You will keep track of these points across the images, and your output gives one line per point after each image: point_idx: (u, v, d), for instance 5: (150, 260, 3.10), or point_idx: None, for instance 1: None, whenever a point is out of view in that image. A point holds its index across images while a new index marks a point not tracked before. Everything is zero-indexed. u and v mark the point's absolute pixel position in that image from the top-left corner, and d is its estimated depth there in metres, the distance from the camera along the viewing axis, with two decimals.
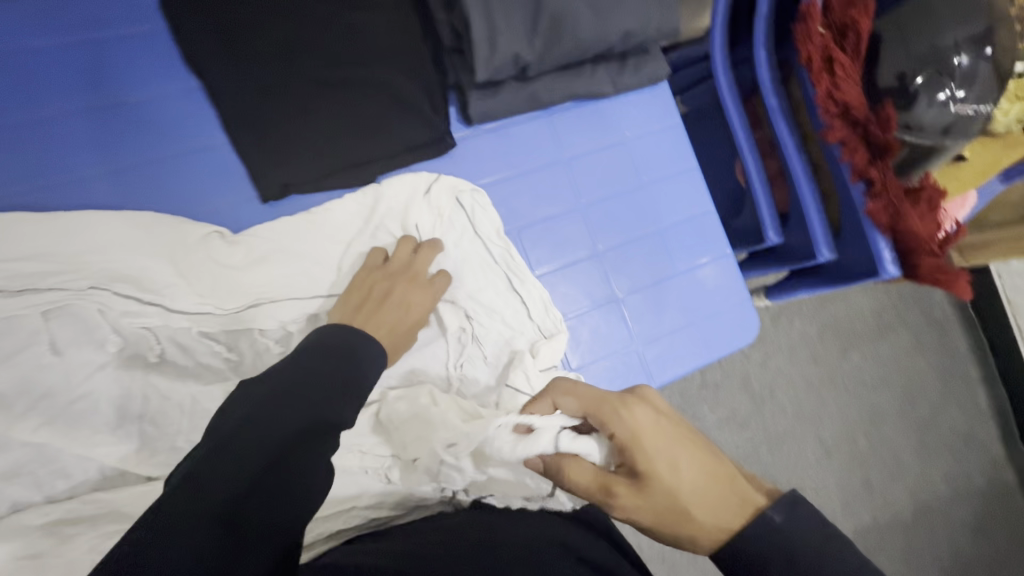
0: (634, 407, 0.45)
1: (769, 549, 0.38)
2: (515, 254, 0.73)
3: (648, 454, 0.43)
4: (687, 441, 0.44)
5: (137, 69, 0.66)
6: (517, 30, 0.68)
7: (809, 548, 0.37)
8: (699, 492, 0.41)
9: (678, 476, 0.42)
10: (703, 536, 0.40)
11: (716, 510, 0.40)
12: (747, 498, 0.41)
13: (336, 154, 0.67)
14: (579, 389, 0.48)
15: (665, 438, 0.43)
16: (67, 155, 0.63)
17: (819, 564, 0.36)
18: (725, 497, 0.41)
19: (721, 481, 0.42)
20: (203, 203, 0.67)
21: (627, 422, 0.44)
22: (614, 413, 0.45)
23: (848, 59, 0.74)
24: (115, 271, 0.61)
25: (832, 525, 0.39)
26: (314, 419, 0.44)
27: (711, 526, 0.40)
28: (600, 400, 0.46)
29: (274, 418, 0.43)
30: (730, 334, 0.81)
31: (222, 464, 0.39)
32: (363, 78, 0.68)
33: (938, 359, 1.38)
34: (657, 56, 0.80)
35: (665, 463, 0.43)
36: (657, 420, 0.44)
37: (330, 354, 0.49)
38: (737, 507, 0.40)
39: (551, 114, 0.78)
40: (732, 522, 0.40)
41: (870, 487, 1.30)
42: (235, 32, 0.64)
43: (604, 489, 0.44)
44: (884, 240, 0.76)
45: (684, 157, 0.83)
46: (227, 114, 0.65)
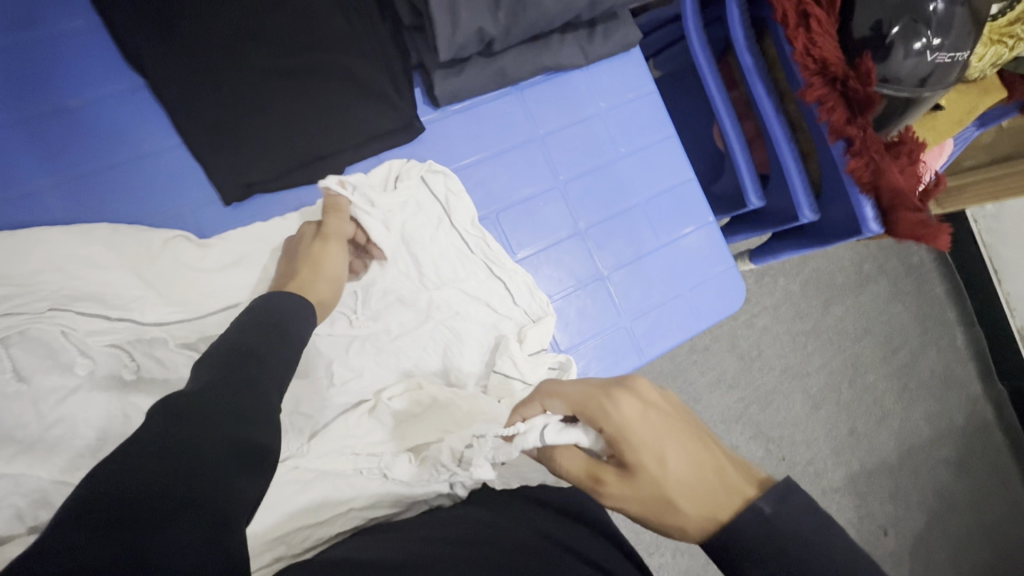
0: (619, 398, 0.43)
1: (754, 542, 0.36)
2: (493, 243, 0.71)
3: (635, 447, 0.41)
4: (673, 431, 0.42)
5: (73, 70, 0.61)
6: (480, 3, 0.65)
7: (798, 542, 0.36)
8: (687, 483, 0.40)
9: (664, 467, 0.40)
10: (691, 525, 0.39)
11: (704, 501, 0.39)
12: (736, 488, 0.39)
13: (298, 148, 0.64)
14: (565, 386, 0.47)
15: (651, 428, 0.42)
16: (7, 171, 0.59)
17: (806, 558, 0.35)
18: (712, 487, 0.39)
19: (708, 471, 0.40)
20: (163, 210, 0.63)
21: (614, 413, 0.43)
22: (602, 408, 0.44)
23: (823, 13, 0.72)
24: (78, 289, 0.57)
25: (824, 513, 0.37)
26: (243, 392, 0.43)
27: (697, 516, 0.39)
28: (588, 396, 0.45)
29: (200, 401, 0.40)
30: (716, 302, 0.81)
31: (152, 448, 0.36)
32: (319, 66, 0.64)
33: (918, 306, 1.40)
34: (627, 21, 0.77)
35: (652, 454, 0.41)
36: (644, 412, 0.43)
37: (260, 330, 0.49)
38: (725, 497, 0.39)
39: (521, 89, 0.75)
40: (720, 514, 0.38)
41: (857, 435, 1.33)
42: (175, 24, 0.60)
43: (592, 479, 0.43)
44: (866, 198, 0.75)
45: (662, 126, 0.81)
46: (176, 112, 0.61)
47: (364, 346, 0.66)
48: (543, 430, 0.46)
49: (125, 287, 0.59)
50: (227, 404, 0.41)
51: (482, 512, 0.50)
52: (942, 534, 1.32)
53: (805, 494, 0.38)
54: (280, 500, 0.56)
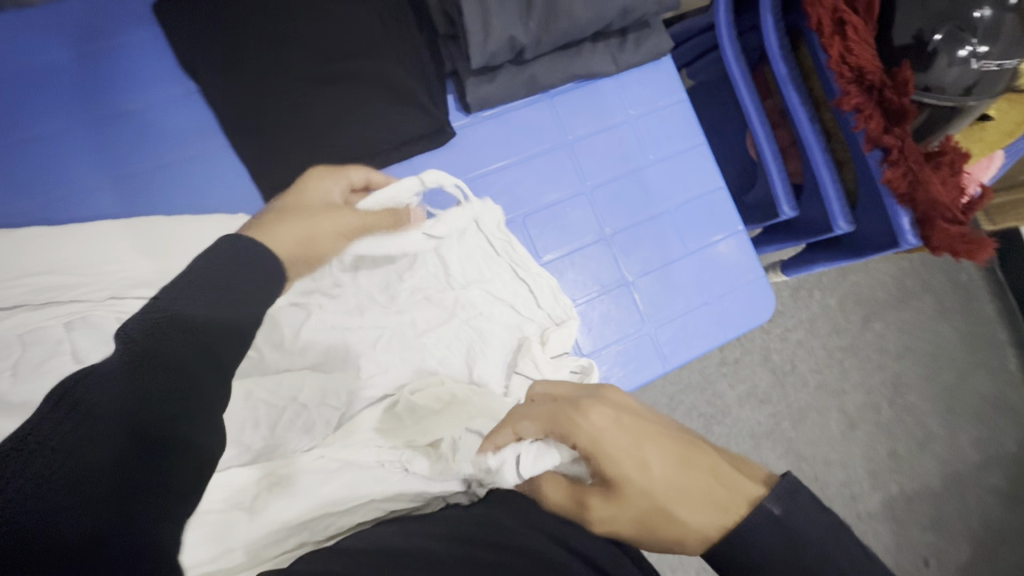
0: (591, 410, 0.46)
1: (768, 540, 0.40)
2: (519, 245, 0.72)
3: (614, 458, 0.44)
4: (652, 436, 0.45)
5: (134, 75, 0.66)
6: (512, 12, 0.67)
7: (810, 538, 0.40)
8: (676, 489, 0.43)
9: (649, 473, 0.43)
10: (691, 531, 0.42)
11: (699, 504, 0.42)
12: (737, 490, 0.42)
13: (335, 150, 0.66)
14: (532, 408, 0.50)
15: (625, 434, 0.45)
16: (70, 168, 0.64)
17: (818, 552, 0.39)
18: (711, 489, 0.42)
19: (699, 472, 0.43)
20: (207, 206, 0.66)
21: (586, 427, 0.45)
22: (572, 422, 0.46)
23: (860, 21, 0.71)
24: (130, 277, 0.60)
25: (828, 511, 0.41)
26: (189, 373, 0.40)
27: (699, 522, 0.42)
28: (557, 413, 0.47)
29: (134, 386, 0.37)
30: (746, 313, 0.79)
31: (77, 450, 0.34)
32: (359, 73, 0.67)
33: (966, 325, 1.34)
34: (659, 29, 0.78)
35: (634, 462, 0.43)
36: (617, 420, 0.46)
37: (213, 287, 0.45)
38: (725, 497, 0.42)
39: (551, 96, 0.76)
40: (724, 518, 0.41)
41: (897, 458, 1.28)
42: (227, 33, 0.64)
43: (579, 503, 0.46)
44: (903, 209, 0.73)
45: (692, 133, 0.81)
46: (227, 116, 0.65)
47: (390, 343, 0.69)
48: (518, 461, 0.49)
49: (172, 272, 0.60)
50: (168, 391, 0.38)
51: (494, 510, 0.47)
52: (989, 566, 1.25)
53: (806, 490, 0.42)
54: (308, 489, 0.55)
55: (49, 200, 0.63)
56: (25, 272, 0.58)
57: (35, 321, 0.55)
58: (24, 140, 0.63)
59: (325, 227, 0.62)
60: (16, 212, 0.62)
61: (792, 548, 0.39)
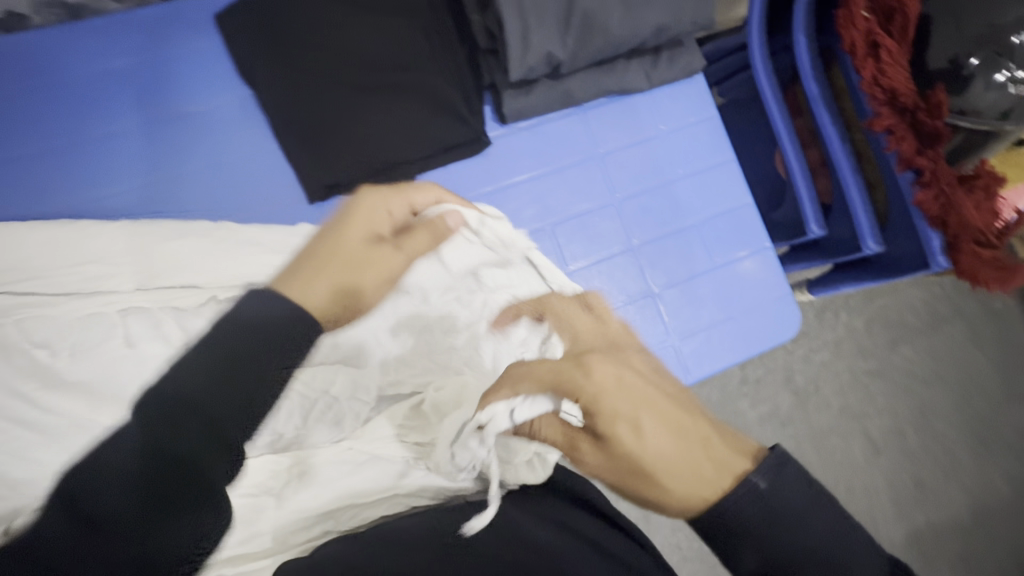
0: (594, 368, 0.44)
1: (751, 514, 0.37)
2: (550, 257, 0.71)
3: (610, 417, 0.42)
4: (650, 400, 0.42)
5: (195, 81, 0.71)
6: (550, 28, 0.69)
7: (794, 511, 0.37)
8: (668, 457, 0.40)
9: (642, 438, 0.41)
10: (674, 500, 0.39)
11: (687, 472, 0.39)
12: (726, 464, 0.39)
13: (377, 156, 0.70)
14: (533, 366, 0.47)
15: (625, 395, 0.42)
16: (132, 165, 0.68)
17: (801, 522, 0.36)
18: (700, 461, 0.39)
19: (690, 442, 0.40)
20: (253, 204, 0.70)
21: (588, 384, 0.43)
22: (573, 378, 0.44)
23: (894, 44, 0.71)
24: (172, 264, 0.63)
25: (815, 485, 0.38)
26: (204, 476, 0.33)
27: (682, 492, 0.39)
28: (557, 370, 0.45)
29: (126, 494, 0.31)
30: (770, 328, 0.80)
31: (96, 557, 0.30)
32: (402, 84, 0.70)
33: (1000, 355, 1.30)
34: (693, 48, 0.80)
35: (629, 424, 0.41)
36: (620, 380, 0.43)
37: (225, 372, 0.34)
38: (711, 472, 0.39)
39: (584, 110, 0.79)
40: (705, 491, 0.38)
41: (923, 487, 1.24)
42: (282, 44, 0.68)
43: (570, 446, 0.46)
44: (935, 232, 0.72)
45: (720, 150, 0.82)
46: (279, 121, 0.69)
47: (418, 343, 0.69)
48: (511, 414, 0.46)
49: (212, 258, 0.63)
50: (170, 501, 0.32)
51: (514, 507, 0.52)
52: None
53: (796, 466, 0.38)
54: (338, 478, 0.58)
55: (110, 194, 0.67)
56: (84, 260, 0.62)
57: (92, 306, 0.58)
58: (93, 138, 0.68)
59: (387, 253, 0.55)
60: (81, 204, 0.66)
61: (768, 525, 0.36)
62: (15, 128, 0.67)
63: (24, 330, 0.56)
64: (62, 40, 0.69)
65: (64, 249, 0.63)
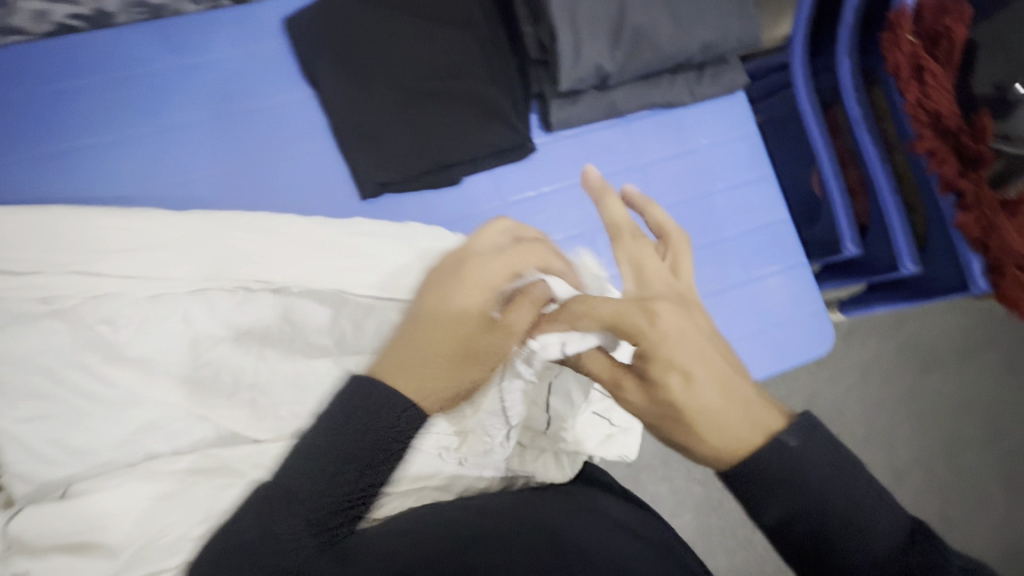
0: (661, 313, 0.42)
1: (775, 466, 0.36)
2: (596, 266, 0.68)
3: (664, 363, 0.40)
4: (707, 355, 0.41)
5: (261, 80, 0.75)
6: (601, 42, 0.71)
7: (819, 471, 0.35)
8: (715, 407, 0.39)
9: (691, 387, 0.39)
10: (708, 448, 0.38)
11: (727, 425, 0.38)
12: (760, 423, 0.38)
13: (428, 157, 0.73)
14: (595, 305, 0.46)
15: (686, 346, 0.41)
16: (196, 156, 0.72)
17: (824, 484, 0.35)
18: (734, 415, 0.38)
19: (734, 400, 0.39)
20: (315, 195, 0.74)
21: (654, 329, 0.41)
22: (641, 327, 0.42)
23: (939, 68, 0.72)
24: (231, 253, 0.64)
25: (846, 449, 0.37)
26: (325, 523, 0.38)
27: (715, 440, 0.38)
28: (622, 315, 0.43)
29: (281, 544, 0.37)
30: (801, 344, 0.81)
31: None
32: (455, 90, 0.74)
33: None
34: (736, 66, 0.81)
35: (681, 374, 0.40)
36: (683, 331, 0.42)
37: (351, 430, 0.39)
38: (744, 423, 0.38)
39: (628, 122, 0.81)
40: (740, 440, 0.37)
41: (948, 520, 1.21)
42: (346, 48, 0.72)
43: (613, 383, 0.45)
44: (975, 255, 0.73)
45: (758, 166, 0.84)
46: (336, 120, 0.73)
47: None
48: (563, 346, 0.48)
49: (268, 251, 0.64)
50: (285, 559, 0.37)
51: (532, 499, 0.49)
52: None
53: (824, 431, 0.37)
54: None
55: (174, 186, 0.71)
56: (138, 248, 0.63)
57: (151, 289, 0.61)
58: (162, 129, 0.72)
59: (500, 340, 0.49)
60: (146, 191, 0.70)
61: (794, 473, 0.35)
62: (86, 121, 0.70)
63: (96, 304, 0.59)
64: (130, 41, 0.73)
65: (122, 238, 0.63)
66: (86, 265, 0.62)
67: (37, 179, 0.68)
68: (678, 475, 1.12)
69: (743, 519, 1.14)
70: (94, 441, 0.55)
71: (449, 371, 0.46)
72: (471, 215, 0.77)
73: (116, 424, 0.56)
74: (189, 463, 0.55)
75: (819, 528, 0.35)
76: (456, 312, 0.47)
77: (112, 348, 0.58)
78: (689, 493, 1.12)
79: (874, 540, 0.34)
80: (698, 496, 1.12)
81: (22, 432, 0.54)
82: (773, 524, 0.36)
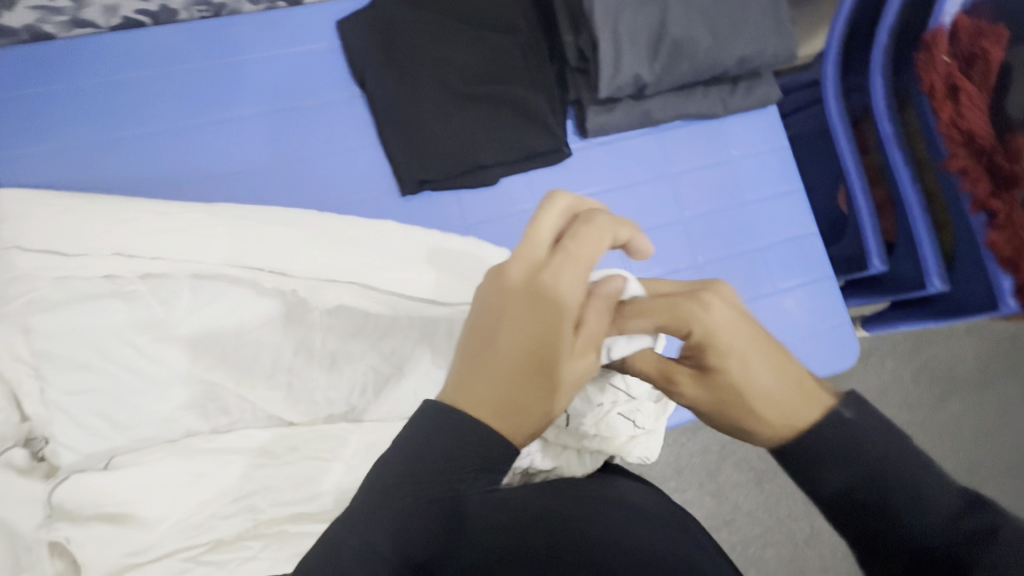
0: (711, 300, 0.42)
1: (836, 440, 0.37)
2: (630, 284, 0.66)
3: (723, 350, 0.41)
4: (759, 340, 0.41)
5: (311, 78, 0.78)
6: (641, 52, 0.74)
7: (878, 443, 0.37)
8: (776, 395, 0.40)
9: (749, 373, 0.40)
10: (768, 429, 0.39)
11: (789, 412, 0.39)
12: (818, 397, 0.40)
13: (467, 158, 0.75)
14: (646, 304, 0.44)
15: (737, 331, 0.41)
16: (245, 147, 0.75)
17: (885, 456, 0.37)
18: (797, 398, 0.40)
19: (793, 383, 0.40)
20: (355, 188, 0.77)
21: (699, 315, 0.41)
22: (692, 312, 0.42)
23: (974, 89, 0.74)
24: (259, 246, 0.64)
25: (895, 426, 0.39)
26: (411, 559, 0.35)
27: (781, 425, 0.39)
28: (670, 304, 0.43)
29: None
30: (827, 358, 0.81)
31: None
32: (497, 94, 0.76)
33: None
34: (769, 80, 0.83)
35: (737, 360, 0.40)
36: (735, 317, 0.42)
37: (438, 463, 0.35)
38: (806, 407, 0.39)
39: (660, 131, 0.83)
40: (803, 420, 0.39)
41: None
42: (395, 50, 0.75)
43: (664, 378, 0.44)
44: (1005, 274, 0.73)
45: (788, 180, 0.85)
46: (381, 117, 0.75)
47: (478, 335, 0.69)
48: (612, 345, 0.45)
49: (292, 249, 0.64)
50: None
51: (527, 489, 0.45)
52: None
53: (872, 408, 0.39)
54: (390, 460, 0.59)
55: (222, 177, 0.74)
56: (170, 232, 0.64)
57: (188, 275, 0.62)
58: (215, 120, 0.75)
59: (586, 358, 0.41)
60: (196, 179, 0.73)
61: (847, 447, 0.37)
62: (143, 112, 0.74)
63: (139, 286, 0.60)
64: (188, 37, 0.76)
65: (155, 224, 0.64)
66: (124, 250, 0.62)
67: (94, 164, 0.71)
68: (689, 487, 1.13)
69: (754, 535, 1.13)
70: (137, 416, 0.56)
71: (529, 393, 0.38)
72: (503, 217, 0.79)
73: (159, 402, 0.57)
74: (230, 443, 0.56)
75: (873, 485, 0.36)
76: (535, 321, 0.39)
77: (157, 329, 0.59)
78: (700, 506, 1.12)
79: (937, 505, 0.35)
80: (709, 510, 1.12)
81: (67, 405, 0.55)
82: (837, 494, 0.37)
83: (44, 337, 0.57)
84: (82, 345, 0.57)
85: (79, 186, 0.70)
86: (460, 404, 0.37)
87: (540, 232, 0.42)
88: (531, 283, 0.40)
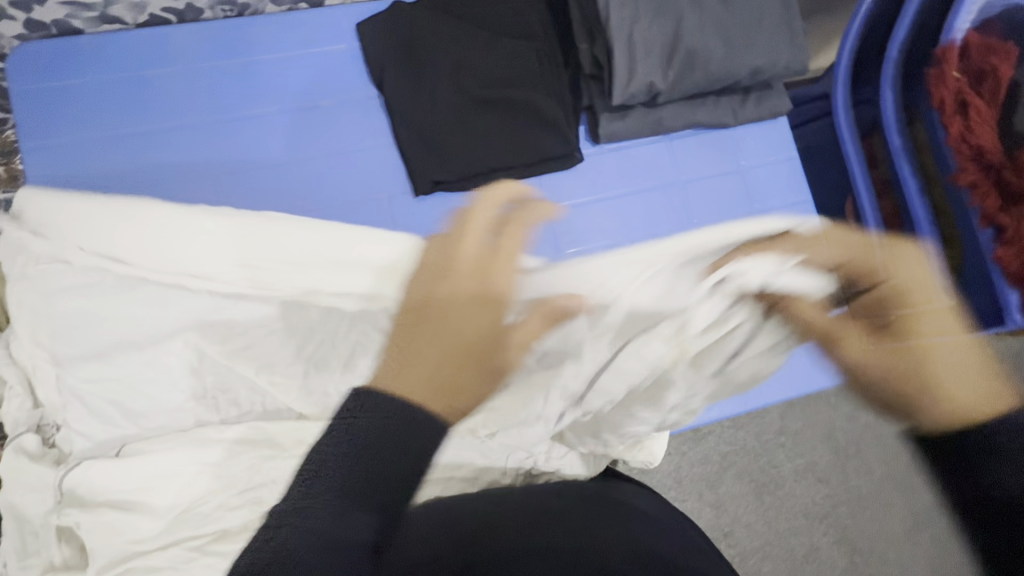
0: (899, 261, 0.61)
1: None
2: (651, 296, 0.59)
3: (932, 314, 0.56)
4: (940, 315, 0.57)
5: (330, 78, 0.80)
6: (655, 60, 0.75)
7: None
8: (960, 368, 0.52)
9: (939, 348, 0.53)
10: (959, 399, 0.49)
11: (969, 381, 0.51)
12: (1002, 396, 0.51)
13: (480, 159, 0.76)
14: (851, 250, 0.56)
15: (911, 278, 0.60)
16: (262, 145, 0.77)
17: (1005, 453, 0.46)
18: (982, 387, 0.51)
19: (987, 379, 0.52)
20: (369, 187, 0.78)
21: (893, 274, 0.58)
22: (894, 266, 0.60)
23: (984, 104, 0.76)
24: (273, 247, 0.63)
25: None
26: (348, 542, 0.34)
27: (973, 399, 0.49)
28: (875, 267, 0.56)
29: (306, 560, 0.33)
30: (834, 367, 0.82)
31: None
32: (512, 98, 0.77)
33: None
34: (780, 91, 0.84)
35: (933, 331, 0.54)
36: (914, 275, 0.61)
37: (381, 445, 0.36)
38: (991, 395, 0.50)
39: (671, 139, 0.84)
40: (979, 410, 0.49)
41: None
42: (415, 53, 0.77)
43: (835, 335, 0.56)
44: (1012, 289, 0.74)
45: (797, 191, 0.86)
46: (397, 119, 0.77)
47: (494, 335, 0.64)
48: (801, 279, 0.53)
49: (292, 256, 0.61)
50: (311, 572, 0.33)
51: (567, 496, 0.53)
52: None
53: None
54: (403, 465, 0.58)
55: (238, 173, 0.75)
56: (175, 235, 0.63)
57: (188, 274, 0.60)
58: (234, 118, 0.77)
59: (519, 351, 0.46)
60: (213, 175, 0.75)
61: None
62: (165, 108, 0.75)
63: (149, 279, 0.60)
64: (210, 36, 0.78)
65: (163, 228, 0.61)
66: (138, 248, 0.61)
67: (115, 159, 0.73)
68: (689, 497, 1.13)
69: (753, 547, 1.13)
70: (149, 405, 0.57)
71: (467, 380, 0.41)
72: None
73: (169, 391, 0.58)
74: (228, 435, 0.56)
75: None
76: (477, 315, 0.42)
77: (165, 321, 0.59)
78: (700, 516, 1.12)
79: None
80: (709, 520, 1.12)
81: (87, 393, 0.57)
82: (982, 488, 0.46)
83: (64, 327, 0.58)
84: (98, 335, 0.58)
85: (100, 180, 0.72)
86: (397, 385, 0.38)
87: (478, 232, 0.46)
88: (472, 277, 0.44)
